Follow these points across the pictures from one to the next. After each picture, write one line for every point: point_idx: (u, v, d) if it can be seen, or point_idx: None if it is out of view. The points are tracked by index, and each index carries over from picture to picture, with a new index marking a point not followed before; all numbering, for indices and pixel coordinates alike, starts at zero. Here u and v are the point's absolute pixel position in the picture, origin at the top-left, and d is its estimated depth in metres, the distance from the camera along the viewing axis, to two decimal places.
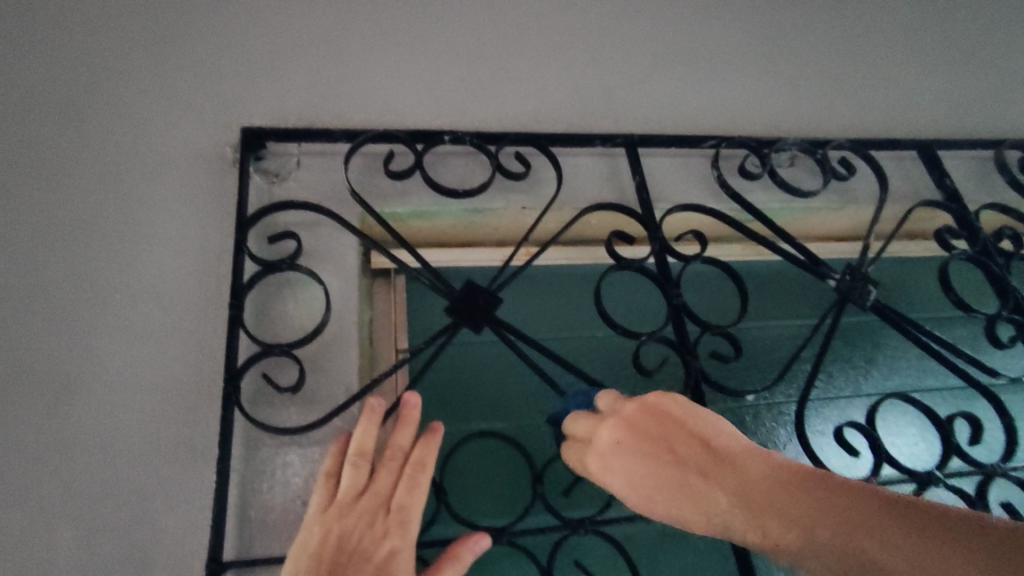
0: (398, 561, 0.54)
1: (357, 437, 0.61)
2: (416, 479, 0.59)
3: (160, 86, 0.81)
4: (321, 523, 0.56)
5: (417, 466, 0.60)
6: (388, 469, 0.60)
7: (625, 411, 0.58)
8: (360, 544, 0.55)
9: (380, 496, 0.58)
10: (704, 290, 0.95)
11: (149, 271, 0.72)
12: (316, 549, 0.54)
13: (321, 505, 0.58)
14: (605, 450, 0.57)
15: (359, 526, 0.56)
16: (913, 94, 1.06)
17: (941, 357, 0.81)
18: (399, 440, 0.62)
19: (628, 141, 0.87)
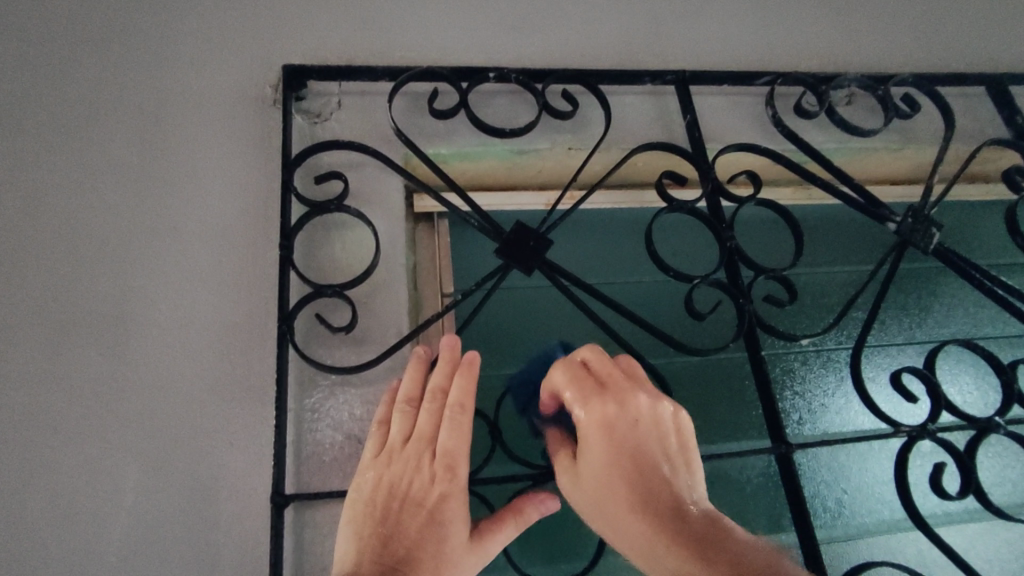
0: (448, 507, 0.54)
1: (404, 384, 0.60)
2: (460, 422, 0.57)
3: (199, 28, 0.80)
4: (374, 469, 0.56)
5: (457, 407, 0.57)
6: (430, 412, 0.58)
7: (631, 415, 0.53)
8: (410, 491, 0.54)
9: (424, 440, 0.57)
10: (756, 234, 0.92)
11: (196, 213, 0.71)
12: (370, 495, 0.55)
13: (373, 451, 0.57)
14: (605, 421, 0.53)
15: (408, 472, 0.55)
16: (982, 25, 0.98)
17: (1005, 303, 0.77)
18: (441, 382, 0.59)
19: (679, 78, 0.84)
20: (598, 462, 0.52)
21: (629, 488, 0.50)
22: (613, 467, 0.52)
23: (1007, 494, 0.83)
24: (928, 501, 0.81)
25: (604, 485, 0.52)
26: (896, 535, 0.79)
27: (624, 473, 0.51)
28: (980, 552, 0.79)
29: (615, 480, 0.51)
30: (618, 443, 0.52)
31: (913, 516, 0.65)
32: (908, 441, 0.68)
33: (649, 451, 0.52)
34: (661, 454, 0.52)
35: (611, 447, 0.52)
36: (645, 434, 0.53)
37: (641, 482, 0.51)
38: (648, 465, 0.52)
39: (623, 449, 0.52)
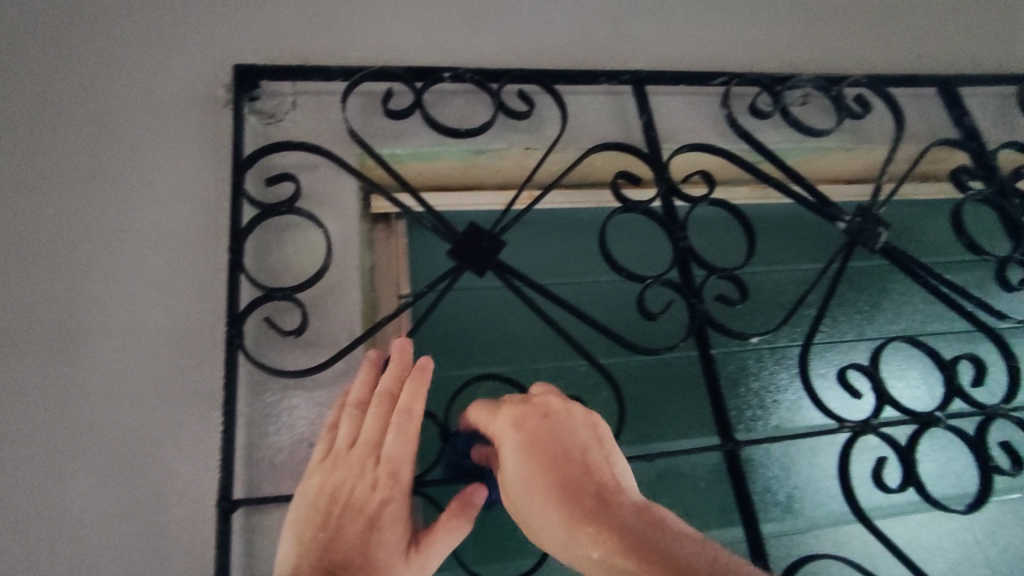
0: (390, 514, 0.54)
1: (353, 389, 0.61)
2: (408, 429, 0.57)
3: (150, 27, 0.79)
4: (319, 474, 0.56)
5: (405, 414, 0.58)
6: (377, 417, 0.58)
7: (551, 419, 0.54)
8: (353, 496, 0.55)
9: (370, 445, 0.57)
10: (711, 234, 0.93)
11: (144, 215, 0.70)
12: (313, 500, 0.55)
13: (320, 454, 0.58)
14: (524, 424, 0.54)
15: (351, 478, 0.55)
16: (934, 26, 1.00)
17: (949, 301, 0.80)
18: (390, 386, 0.59)
19: (635, 78, 0.84)
20: (522, 459, 0.52)
21: (557, 483, 0.50)
22: (538, 462, 0.52)
23: (949, 485, 0.85)
24: (871, 494, 0.83)
25: (530, 484, 0.51)
26: (841, 528, 0.81)
27: (549, 468, 0.51)
28: (921, 542, 0.82)
29: (538, 477, 0.51)
30: (538, 438, 0.53)
31: (854, 509, 0.67)
32: (852, 436, 0.70)
33: (574, 445, 0.53)
34: (589, 447, 0.53)
35: (533, 445, 0.53)
36: (566, 438, 0.53)
37: (568, 476, 0.51)
38: (574, 459, 0.52)
39: (546, 447, 0.52)
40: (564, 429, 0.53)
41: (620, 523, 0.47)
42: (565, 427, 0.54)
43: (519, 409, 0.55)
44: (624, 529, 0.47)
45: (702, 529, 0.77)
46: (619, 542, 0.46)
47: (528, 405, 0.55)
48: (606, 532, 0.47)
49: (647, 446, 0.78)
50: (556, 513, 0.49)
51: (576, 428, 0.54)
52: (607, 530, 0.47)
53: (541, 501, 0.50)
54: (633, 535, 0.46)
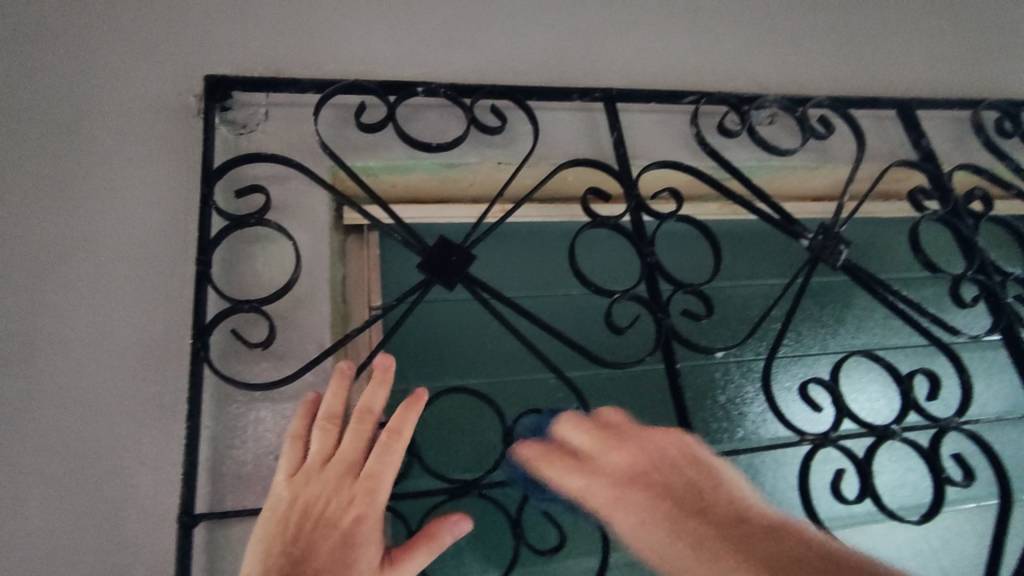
0: (364, 530, 0.55)
1: (325, 402, 0.60)
2: (388, 448, 0.58)
3: (120, 33, 0.78)
4: (290, 487, 0.56)
5: (392, 433, 0.59)
6: (355, 433, 0.59)
7: (638, 461, 0.54)
8: (327, 511, 0.55)
9: (347, 461, 0.57)
10: (680, 249, 0.95)
11: (111, 224, 0.70)
12: (283, 514, 0.54)
13: (290, 469, 0.57)
14: (616, 481, 0.54)
15: (326, 492, 0.56)
16: (895, 51, 1.04)
17: (907, 318, 0.82)
18: (369, 403, 0.60)
19: (607, 96, 0.85)
20: (632, 519, 0.51)
21: (679, 527, 0.49)
22: (650, 517, 0.50)
23: (906, 495, 0.88)
24: (831, 506, 0.85)
25: (653, 533, 0.50)
26: None
27: (662, 520, 0.50)
28: (879, 552, 0.84)
29: (655, 525, 0.50)
30: (638, 491, 0.52)
31: (812, 521, 0.69)
32: (812, 449, 0.72)
33: (678, 484, 0.52)
34: (694, 482, 0.52)
35: (636, 500, 0.52)
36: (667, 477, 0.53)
37: (688, 523, 0.49)
38: (686, 502, 0.50)
39: (653, 490, 0.52)
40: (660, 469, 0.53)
41: (765, 554, 0.45)
42: (656, 467, 0.54)
43: (602, 462, 0.55)
44: (772, 556, 0.44)
45: None
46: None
47: (610, 455, 0.56)
48: (757, 566, 0.44)
49: None
50: (687, 563, 0.47)
51: (673, 464, 0.53)
52: (757, 565, 0.44)
53: (674, 557, 0.48)
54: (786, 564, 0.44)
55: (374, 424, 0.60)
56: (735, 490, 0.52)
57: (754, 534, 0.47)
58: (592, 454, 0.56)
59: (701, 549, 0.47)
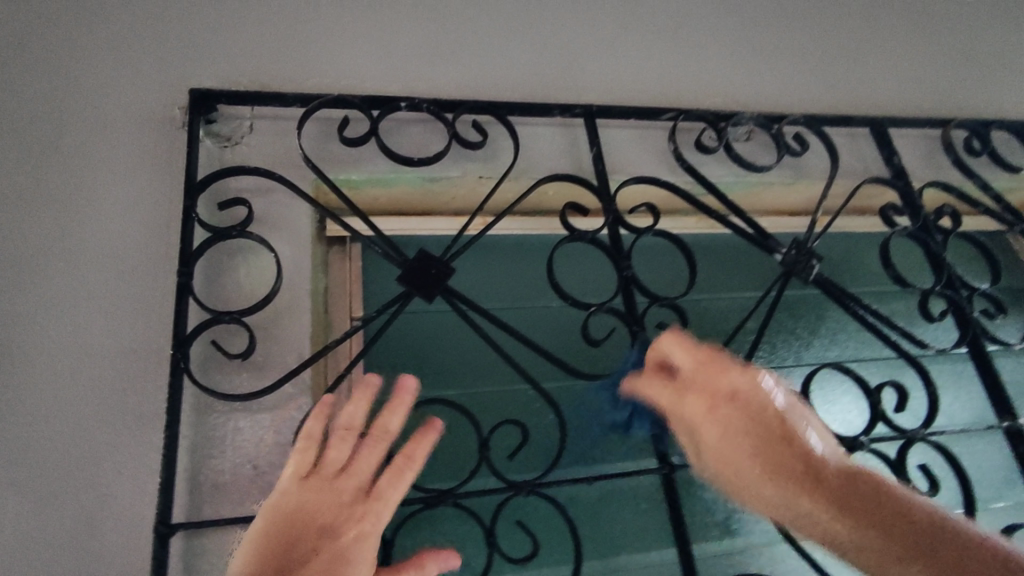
0: (361, 553, 0.51)
1: (348, 410, 0.58)
2: (402, 472, 0.56)
3: (106, 47, 0.79)
4: (295, 493, 0.52)
5: (407, 458, 0.56)
6: (372, 450, 0.56)
7: (747, 399, 0.56)
8: (328, 527, 0.51)
9: (360, 475, 0.54)
10: (657, 262, 0.97)
11: (93, 236, 0.71)
12: (283, 519, 0.50)
13: (297, 471, 0.54)
14: (716, 406, 0.56)
15: (331, 506, 0.52)
16: (869, 70, 1.07)
17: (876, 331, 0.85)
18: (391, 422, 0.57)
19: (587, 112, 0.87)
20: (718, 438, 0.56)
21: (774, 463, 0.52)
22: (741, 441, 0.54)
23: None
24: None
25: (730, 449, 0.55)
26: (774, 548, 0.85)
27: (753, 447, 0.54)
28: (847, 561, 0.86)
29: (741, 445, 0.54)
30: (743, 419, 0.55)
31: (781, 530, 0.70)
32: None
33: (771, 420, 0.55)
34: (786, 422, 0.55)
35: (730, 422, 0.56)
36: (770, 414, 0.55)
37: (779, 450, 0.53)
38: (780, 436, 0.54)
39: (757, 430, 0.54)
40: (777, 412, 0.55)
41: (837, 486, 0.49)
42: (763, 405, 0.55)
43: (717, 383, 0.57)
44: (848, 493, 0.49)
45: (642, 549, 0.80)
46: (844, 507, 0.48)
47: (726, 378, 0.57)
48: (830, 498, 0.49)
49: (588, 468, 0.81)
50: (761, 484, 0.53)
51: (767, 402, 0.56)
52: (827, 493, 0.49)
53: (754, 475, 0.53)
54: (863, 504, 0.48)
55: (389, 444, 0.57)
56: (808, 435, 0.55)
57: (836, 474, 0.50)
58: (696, 377, 0.58)
59: (779, 475, 0.52)
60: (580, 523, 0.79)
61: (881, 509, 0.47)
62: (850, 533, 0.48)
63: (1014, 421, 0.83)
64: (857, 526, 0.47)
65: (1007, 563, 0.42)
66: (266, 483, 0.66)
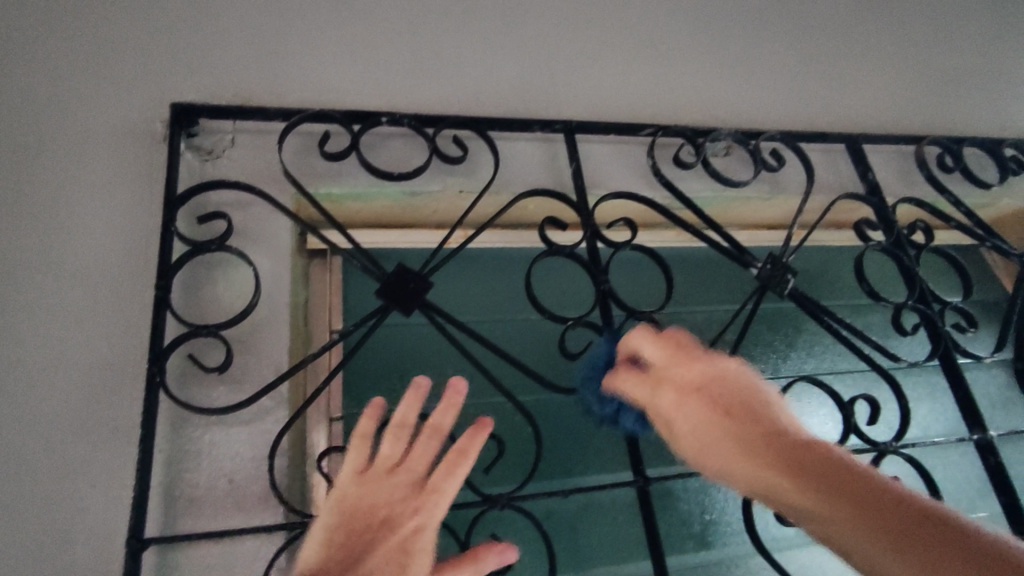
0: (421, 540, 0.55)
1: (399, 411, 0.63)
2: (454, 467, 0.60)
3: (89, 60, 0.79)
4: (356, 487, 0.57)
5: (458, 454, 0.60)
6: (425, 446, 0.60)
7: (715, 386, 0.59)
8: (389, 516, 0.56)
9: (415, 468, 0.59)
10: (636, 275, 0.99)
11: (72, 248, 0.71)
12: (348, 510, 0.56)
13: (355, 467, 0.59)
14: (685, 397, 0.59)
15: (392, 498, 0.57)
16: (845, 88, 1.09)
17: (850, 344, 0.86)
18: (441, 420, 0.62)
19: (567, 128, 0.89)
20: (689, 428, 0.58)
21: (740, 438, 0.54)
22: (706, 425, 0.56)
23: None
24: (778, 528, 0.88)
25: (699, 432, 0.57)
26: (747, 560, 0.85)
27: (717, 431, 0.56)
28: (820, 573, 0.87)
29: (708, 424, 0.57)
30: (706, 404, 0.57)
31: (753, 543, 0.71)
32: None
33: (732, 402, 0.57)
34: (748, 398, 0.56)
35: (697, 408, 0.58)
36: (739, 397, 0.57)
37: (737, 429, 0.55)
38: (741, 417, 0.56)
39: (725, 412, 0.56)
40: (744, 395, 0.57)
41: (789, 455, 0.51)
42: (731, 389, 0.58)
43: (683, 376, 0.61)
44: (801, 460, 0.50)
45: (618, 561, 0.81)
46: (796, 473, 0.50)
47: (693, 371, 0.60)
48: (790, 470, 0.50)
49: (564, 480, 0.81)
50: (729, 463, 0.54)
51: (734, 387, 0.58)
52: (787, 465, 0.50)
53: (721, 455, 0.55)
54: (812, 469, 0.49)
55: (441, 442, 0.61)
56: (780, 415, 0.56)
57: (787, 444, 0.52)
58: (667, 370, 0.62)
59: (744, 453, 0.53)
60: (557, 535, 0.80)
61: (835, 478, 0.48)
62: (803, 502, 0.48)
63: (985, 434, 0.84)
64: (808, 493, 0.48)
65: (964, 538, 0.41)
66: (240, 497, 0.66)
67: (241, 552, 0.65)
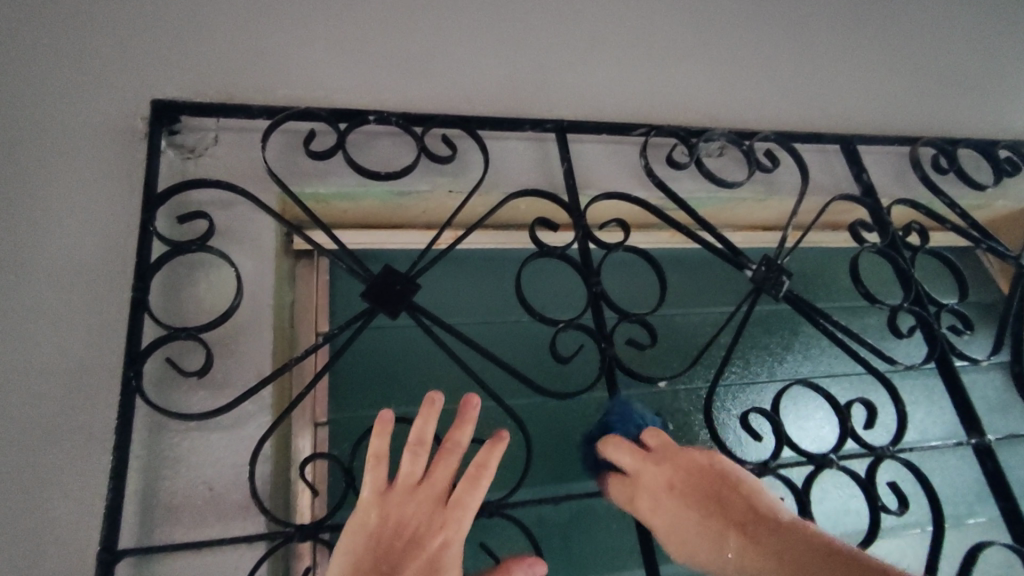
0: (449, 555, 0.56)
1: (416, 427, 0.60)
2: (476, 480, 0.59)
3: (67, 55, 0.77)
4: (378, 508, 0.56)
5: (480, 468, 0.60)
6: (445, 462, 0.60)
7: (686, 471, 0.63)
8: (416, 533, 0.56)
9: (437, 486, 0.59)
10: (629, 277, 0.97)
11: (46, 249, 0.69)
12: (375, 530, 0.55)
13: (375, 487, 0.57)
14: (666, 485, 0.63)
15: (417, 516, 0.57)
16: (839, 88, 1.08)
17: (845, 346, 0.84)
18: (460, 436, 0.61)
19: (558, 127, 0.87)
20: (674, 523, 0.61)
21: (715, 524, 0.59)
22: (690, 518, 0.61)
23: (848, 523, 0.90)
24: None
25: (678, 521, 0.61)
26: None
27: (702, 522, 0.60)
28: None
29: (688, 514, 0.61)
30: (680, 495, 0.62)
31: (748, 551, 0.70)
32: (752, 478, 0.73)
33: (705, 490, 0.62)
34: (721, 483, 0.62)
35: (675, 500, 0.62)
36: (711, 481, 0.62)
37: (721, 520, 0.59)
38: (719, 507, 0.60)
39: (699, 497, 0.61)
40: (715, 477, 0.63)
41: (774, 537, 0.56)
42: (705, 474, 0.63)
43: (664, 468, 0.63)
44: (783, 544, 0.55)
45: (612, 569, 0.79)
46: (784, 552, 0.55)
47: (672, 464, 0.64)
48: (761, 546, 0.56)
49: (556, 488, 0.80)
50: (709, 548, 0.59)
51: (707, 472, 0.63)
52: (758, 545, 0.56)
53: (703, 545, 0.59)
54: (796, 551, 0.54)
55: (460, 458, 0.61)
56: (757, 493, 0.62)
57: (759, 522, 0.58)
58: (643, 468, 0.64)
59: (723, 535, 0.59)
60: (548, 543, 0.78)
61: (801, 550, 0.54)
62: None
63: (983, 438, 0.82)
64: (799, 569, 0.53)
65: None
66: (219, 506, 0.64)
67: (220, 563, 0.62)
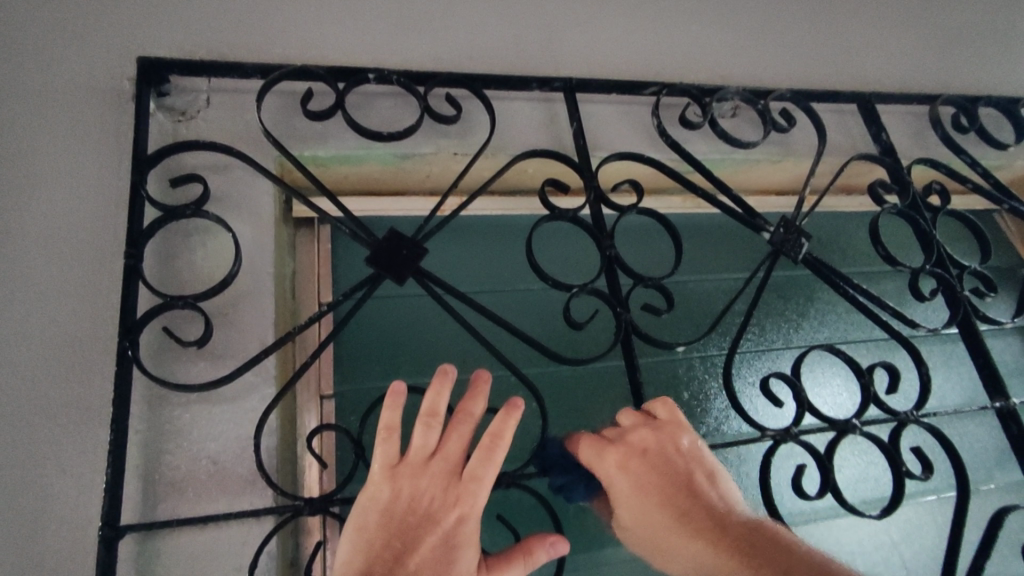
0: (466, 531, 0.53)
1: (427, 399, 0.56)
2: (490, 452, 0.56)
3: (44, 14, 0.72)
4: (389, 483, 0.54)
5: (494, 438, 0.56)
6: (459, 432, 0.57)
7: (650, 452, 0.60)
8: (429, 508, 0.53)
9: (452, 458, 0.56)
10: (641, 242, 0.94)
11: (31, 216, 0.65)
12: (386, 506, 0.53)
13: (385, 462, 0.54)
14: (624, 463, 0.59)
15: (430, 489, 0.54)
16: (856, 46, 1.04)
17: (868, 311, 0.80)
18: (472, 405, 0.58)
19: (566, 86, 0.83)
20: (634, 503, 0.58)
21: (676, 510, 0.56)
22: (648, 503, 0.57)
23: (866, 490, 0.89)
24: (793, 500, 0.86)
25: (639, 511, 0.57)
26: None
27: (666, 506, 0.56)
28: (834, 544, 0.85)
29: (648, 502, 0.57)
30: (642, 479, 0.58)
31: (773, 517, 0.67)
32: (773, 444, 0.70)
33: (686, 485, 0.57)
34: (688, 474, 0.58)
35: (638, 485, 0.58)
36: (675, 464, 0.59)
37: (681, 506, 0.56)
38: (686, 491, 0.57)
39: (663, 486, 0.57)
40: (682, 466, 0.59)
41: (739, 532, 0.53)
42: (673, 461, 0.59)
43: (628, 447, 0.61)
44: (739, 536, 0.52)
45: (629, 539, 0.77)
46: (736, 550, 0.51)
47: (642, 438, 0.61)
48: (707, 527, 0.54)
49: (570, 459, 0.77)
50: (668, 539, 0.55)
51: (677, 460, 0.59)
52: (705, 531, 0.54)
53: (655, 530, 0.56)
54: (748, 541, 0.52)
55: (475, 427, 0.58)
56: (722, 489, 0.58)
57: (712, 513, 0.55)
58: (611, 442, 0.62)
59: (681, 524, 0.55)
60: (565, 513, 0.76)
61: (740, 535, 0.52)
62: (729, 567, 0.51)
63: (1007, 402, 0.80)
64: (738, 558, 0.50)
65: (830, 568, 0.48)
66: (225, 481, 0.61)
67: (228, 539, 0.60)
